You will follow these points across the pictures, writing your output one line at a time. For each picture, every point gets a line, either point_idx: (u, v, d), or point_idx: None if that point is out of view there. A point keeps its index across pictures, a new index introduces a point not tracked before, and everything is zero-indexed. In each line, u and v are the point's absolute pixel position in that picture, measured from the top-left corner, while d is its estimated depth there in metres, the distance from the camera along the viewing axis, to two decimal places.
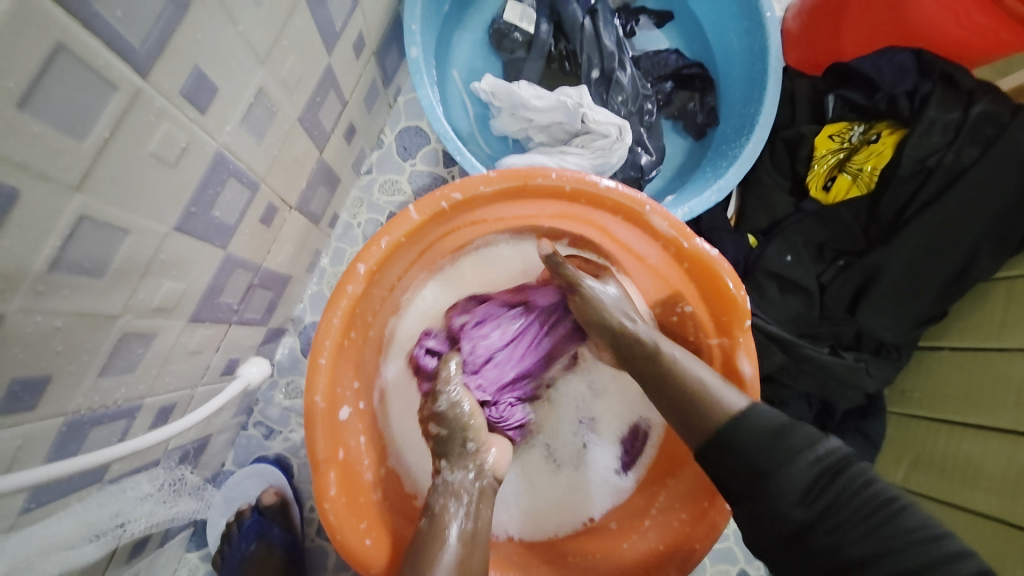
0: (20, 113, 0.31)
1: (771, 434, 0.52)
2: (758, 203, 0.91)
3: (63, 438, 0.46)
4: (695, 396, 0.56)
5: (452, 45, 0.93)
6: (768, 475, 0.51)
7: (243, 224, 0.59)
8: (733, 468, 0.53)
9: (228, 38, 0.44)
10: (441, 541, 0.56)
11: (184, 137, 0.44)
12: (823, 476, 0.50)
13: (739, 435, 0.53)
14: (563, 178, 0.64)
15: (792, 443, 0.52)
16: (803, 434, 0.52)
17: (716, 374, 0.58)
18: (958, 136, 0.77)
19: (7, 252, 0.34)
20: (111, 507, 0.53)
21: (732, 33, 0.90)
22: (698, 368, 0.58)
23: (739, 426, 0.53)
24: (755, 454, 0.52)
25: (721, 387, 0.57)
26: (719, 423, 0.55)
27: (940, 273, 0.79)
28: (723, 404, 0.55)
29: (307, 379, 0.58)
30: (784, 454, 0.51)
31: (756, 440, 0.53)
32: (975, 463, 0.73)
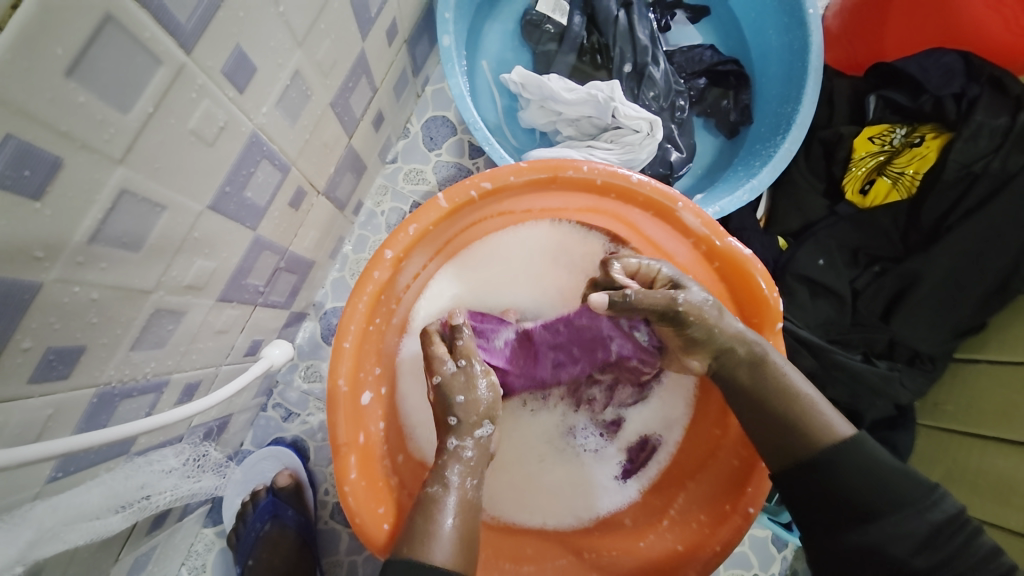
0: (68, 82, 0.31)
1: (887, 480, 0.49)
2: (789, 204, 0.88)
3: (93, 409, 0.47)
4: (805, 417, 0.53)
5: (482, 35, 0.92)
6: (878, 513, 0.48)
7: (273, 207, 0.59)
8: (827, 500, 0.50)
9: (269, 18, 0.44)
10: (441, 514, 0.53)
11: (221, 116, 0.44)
12: (944, 523, 0.47)
13: (853, 469, 0.49)
14: (594, 170, 0.63)
15: (913, 495, 0.48)
16: (925, 483, 0.49)
17: (822, 395, 0.55)
18: (1006, 141, 0.73)
19: (48, 221, 0.35)
20: (136, 479, 0.54)
21: (771, 29, 0.88)
22: (807, 388, 0.55)
23: (846, 460, 0.50)
24: (869, 487, 0.49)
25: (834, 415, 0.53)
26: (824, 450, 0.51)
27: (980, 284, 0.76)
28: (834, 430, 0.52)
29: (331, 362, 0.58)
30: (903, 496, 0.48)
31: (863, 475, 0.49)
32: (1008, 480, 0.71)
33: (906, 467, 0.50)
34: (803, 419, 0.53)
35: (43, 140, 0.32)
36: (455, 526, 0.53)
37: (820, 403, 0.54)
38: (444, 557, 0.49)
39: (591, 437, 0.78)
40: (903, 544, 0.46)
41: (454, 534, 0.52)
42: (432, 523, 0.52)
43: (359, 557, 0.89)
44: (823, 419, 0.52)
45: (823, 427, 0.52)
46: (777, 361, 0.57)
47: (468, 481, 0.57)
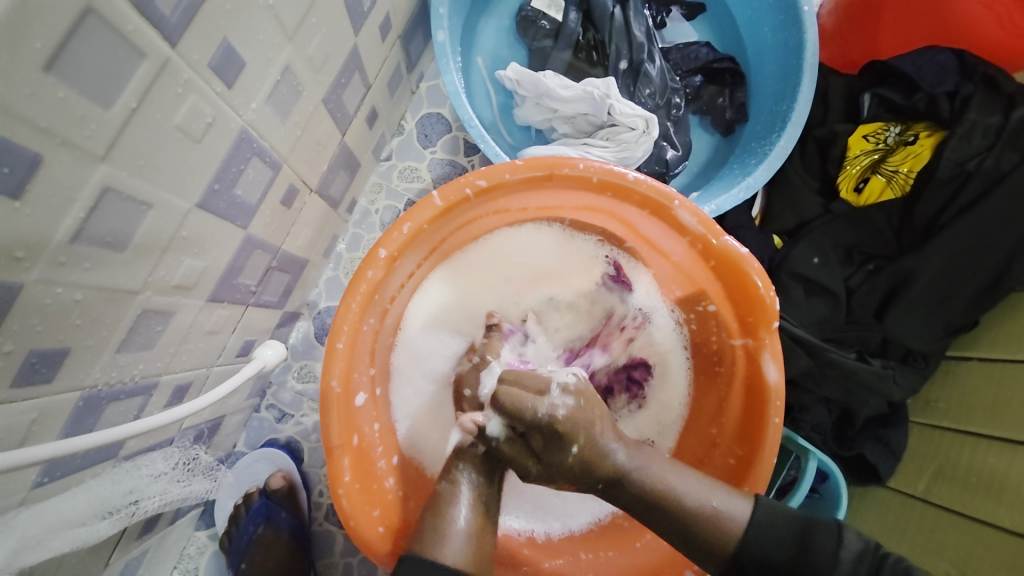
0: (47, 76, 0.30)
1: (795, 539, 0.50)
2: (785, 202, 0.88)
3: (78, 412, 0.46)
4: (691, 511, 0.53)
5: (477, 32, 0.91)
6: (807, 564, 0.49)
7: (264, 205, 0.58)
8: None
9: (257, 11, 0.43)
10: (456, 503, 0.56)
11: (209, 111, 0.43)
12: (869, 572, 0.48)
13: (760, 550, 0.51)
14: (590, 168, 0.63)
15: (821, 548, 0.49)
16: (825, 525, 0.50)
17: (710, 481, 0.55)
18: (999, 140, 0.73)
19: (28, 220, 0.33)
20: (124, 485, 0.53)
21: (766, 26, 0.87)
22: (691, 483, 0.55)
23: (759, 536, 0.51)
24: (782, 554, 0.50)
25: (729, 500, 0.53)
26: (732, 549, 0.51)
27: (974, 281, 0.76)
28: (731, 518, 0.52)
29: (323, 363, 0.57)
30: (815, 561, 0.49)
31: (777, 544, 0.51)
32: (1000, 477, 0.71)
33: (806, 515, 0.52)
34: (695, 522, 0.52)
35: (21, 136, 0.31)
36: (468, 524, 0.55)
37: (709, 493, 0.54)
38: (456, 553, 0.52)
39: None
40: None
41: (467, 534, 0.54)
42: (441, 524, 0.54)
43: (354, 559, 0.88)
44: (714, 510, 0.52)
45: (716, 520, 0.52)
46: (670, 478, 0.55)
47: (477, 477, 0.59)
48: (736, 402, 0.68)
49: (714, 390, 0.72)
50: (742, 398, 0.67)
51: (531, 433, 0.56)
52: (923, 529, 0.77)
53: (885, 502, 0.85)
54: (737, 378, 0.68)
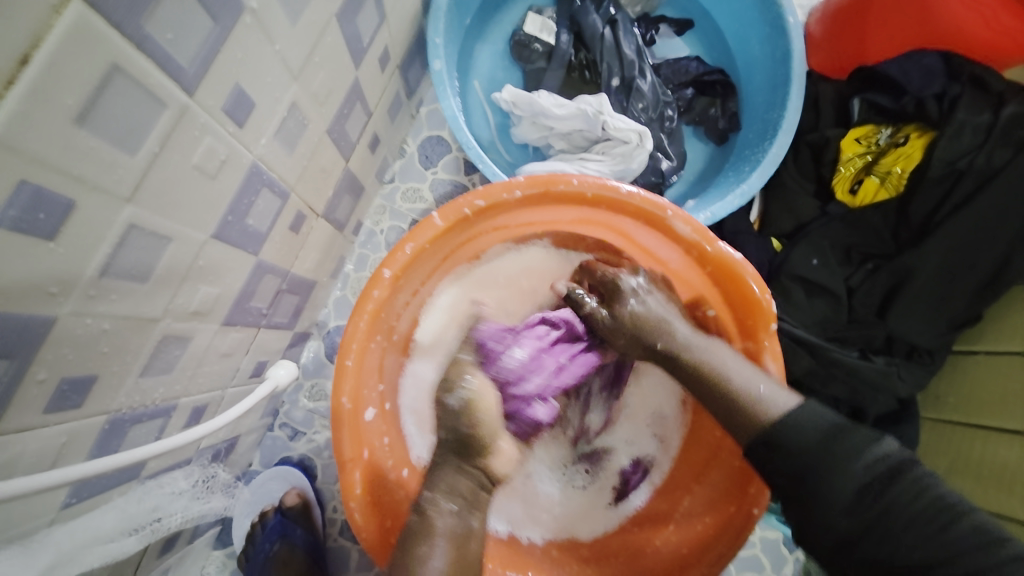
0: (79, 129, 0.33)
1: (825, 433, 0.52)
2: (782, 207, 0.89)
3: (104, 435, 0.49)
4: (739, 397, 0.57)
5: (473, 57, 0.95)
6: (818, 478, 0.51)
7: (274, 232, 0.61)
8: (779, 466, 0.53)
9: (266, 56, 0.46)
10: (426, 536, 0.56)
11: (223, 150, 0.46)
12: (880, 482, 0.50)
13: (788, 431, 0.53)
14: (584, 184, 0.65)
15: (852, 454, 0.51)
16: (864, 434, 0.52)
17: (760, 375, 0.58)
18: (989, 138, 0.75)
19: (62, 258, 0.36)
20: (148, 502, 0.56)
21: (753, 40, 0.90)
22: (727, 356, 0.61)
23: (787, 428, 0.54)
24: (804, 449, 0.52)
25: (775, 391, 0.57)
26: (767, 425, 0.55)
27: (974, 278, 0.77)
28: (767, 408, 0.55)
29: (334, 381, 0.59)
30: (838, 457, 0.51)
31: (808, 445, 0.52)
32: (1012, 469, 0.71)
33: (839, 423, 0.53)
34: (739, 398, 0.57)
35: (55, 185, 0.34)
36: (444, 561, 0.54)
37: (754, 381, 0.57)
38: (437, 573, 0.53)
39: (578, 472, 0.78)
40: (846, 502, 0.50)
41: (445, 567, 0.54)
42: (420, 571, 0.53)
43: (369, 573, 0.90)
44: (761, 396, 0.56)
45: (759, 403, 0.56)
46: (722, 356, 0.60)
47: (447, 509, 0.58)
48: None
49: None
50: None
51: (623, 325, 0.67)
52: None
53: None
54: None
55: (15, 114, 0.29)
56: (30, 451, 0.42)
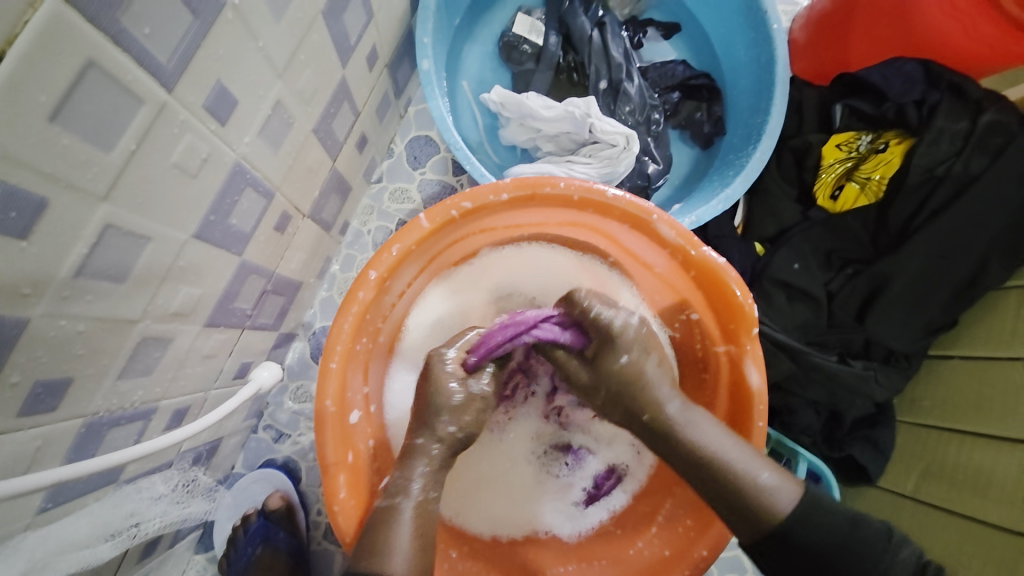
0: (52, 125, 0.33)
1: (845, 528, 0.50)
2: (765, 210, 0.91)
3: (81, 439, 0.48)
4: (748, 487, 0.52)
5: (462, 57, 0.95)
6: (857, 571, 0.48)
7: (258, 232, 0.61)
8: (799, 568, 0.50)
9: (249, 53, 0.46)
10: (396, 524, 0.53)
11: (204, 149, 0.45)
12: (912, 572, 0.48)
13: (805, 533, 0.50)
14: (571, 187, 0.65)
15: (875, 543, 0.49)
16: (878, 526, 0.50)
17: (763, 462, 0.54)
18: (967, 145, 0.77)
19: (35, 258, 0.36)
20: (125, 507, 0.54)
21: (739, 44, 0.91)
22: (735, 450, 0.55)
23: (802, 529, 0.50)
24: (832, 551, 0.49)
25: (779, 481, 0.53)
26: (778, 522, 0.51)
27: (950, 283, 0.79)
28: (775, 503, 0.51)
29: (318, 383, 0.59)
30: (875, 559, 0.48)
31: (830, 536, 0.50)
32: (986, 472, 0.73)
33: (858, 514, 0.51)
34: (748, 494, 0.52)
35: (29, 182, 0.33)
36: (410, 531, 0.53)
37: (759, 469, 0.53)
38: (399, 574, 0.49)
39: (556, 464, 0.79)
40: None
41: (411, 547, 0.52)
42: (388, 535, 0.52)
43: None
44: (767, 486, 0.52)
45: (769, 498, 0.52)
46: (714, 437, 0.56)
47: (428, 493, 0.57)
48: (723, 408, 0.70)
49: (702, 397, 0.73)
50: (727, 402, 0.69)
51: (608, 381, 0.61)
52: (915, 529, 0.78)
53: (876, 502, 0.86)
54: (722, 385, 0.70)
55: None
56: (2, 456, 0.41)
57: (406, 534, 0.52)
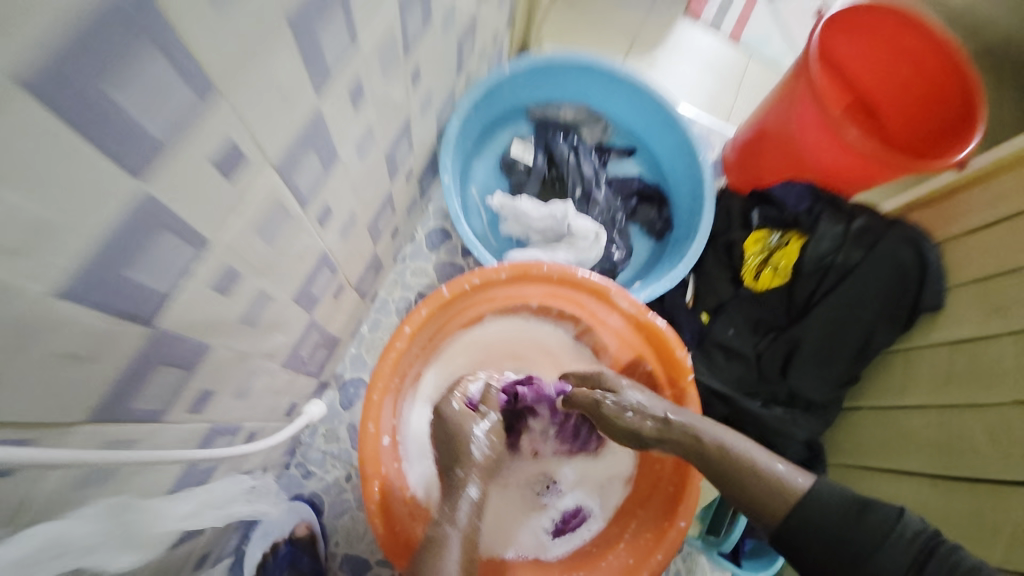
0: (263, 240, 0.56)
1: (854, 512, 0.65)
2: (705, 288, 1.15)
3: (206, 437, 0.65)
4: (764, 475, 0.69)
5: (471, 170, 1.24)
6: (847, 540, 0.63)
7: (322, 297, 0.83)
8: (813, 548, 0.64)
9: (345, 184, 0.71)
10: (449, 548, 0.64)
11: (311, 243, 0.69)
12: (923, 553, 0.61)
13: (818, 514, 0.65)
14: (552, 269, 0.89)
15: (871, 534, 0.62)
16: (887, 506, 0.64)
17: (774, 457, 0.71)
18: (846, 243, 1.05)
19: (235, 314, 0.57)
20: (221, 494, 0.71)
21: (679, 166, 1.22)
22: (758, 451, 0.72)
23: (816, 508, 0.66)
24: (833, 526, 0.64)
25: (793, 470, 0.70)
26: (795, 499, 0.67)
27: (849, 345, 1.02)
28: (793, 485, 0.68)
29: (363, 411, 0.78)
30: (873, 540, 0.62)
31: (825, 517, 0.65)
32: (892, 499, 0.92)
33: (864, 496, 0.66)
34: (759, 485, 0.69)
35: (248, 272, 0.55)
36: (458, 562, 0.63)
37: (774, 461, 0.70)
38: None
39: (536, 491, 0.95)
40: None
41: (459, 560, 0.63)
42: (441, 560, 0.62)
43: None
44: (783, 475, 0.69)
45: (785, 485, 0.68)
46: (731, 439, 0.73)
47: (471, 518, 0.67)
48: None
49: None
50: None
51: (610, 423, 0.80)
52: None
53: None
54: None
55: (247, 234, 0.52)
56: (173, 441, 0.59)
57: (457, 555, 0.63)
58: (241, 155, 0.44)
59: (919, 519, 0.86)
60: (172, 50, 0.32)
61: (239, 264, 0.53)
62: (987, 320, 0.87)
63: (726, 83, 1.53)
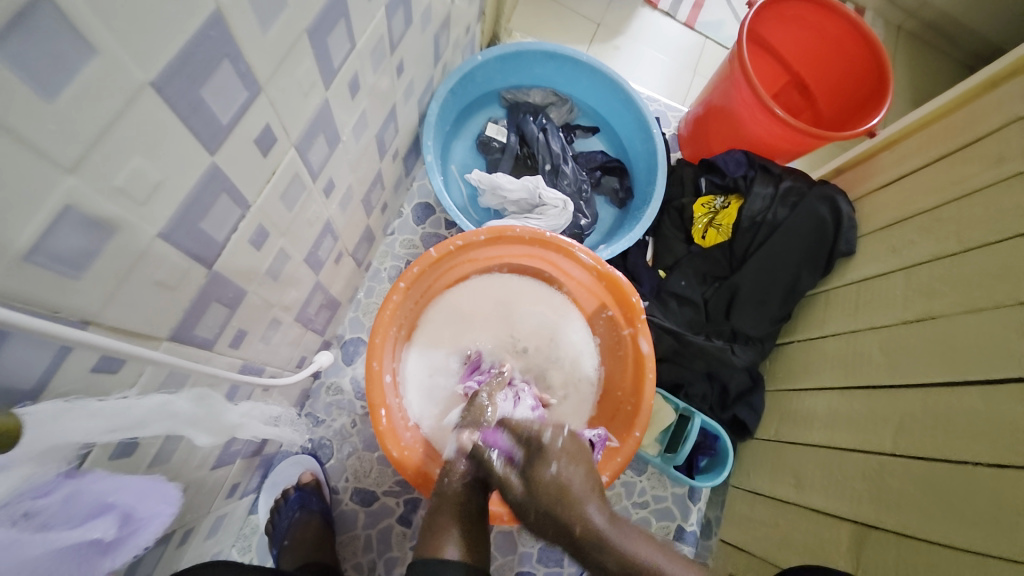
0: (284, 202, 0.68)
1: None
2: (663, 247, 1.32)
3: (245, 369, 0.79)
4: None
5: (451, 150, 1.38)
6: None
7: (327, 261, 0.97)
8: None
9: (344, 162, 0.84)
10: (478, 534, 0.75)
11: (318, 211, 0.82)
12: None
13: None
14: (523, 231, 1.05)
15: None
16: None
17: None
18: (777, 201, 1.21)
19: (260, 264, 0.70)
20: (265, 413, 0.86)
21: (637, 140, 1.37)
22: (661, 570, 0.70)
23: None
24: None
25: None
26: None
27: (779, 289, 1.19)
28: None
29: (368, 353, 0.93)
30: None
31: None
32: (811, 412, 1.11)
33: None
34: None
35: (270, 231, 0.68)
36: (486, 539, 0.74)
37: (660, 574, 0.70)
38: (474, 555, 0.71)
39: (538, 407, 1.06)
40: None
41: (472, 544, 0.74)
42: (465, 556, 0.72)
43: (373, 530, 1.16)
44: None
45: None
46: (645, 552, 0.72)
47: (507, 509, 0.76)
48: (630, 371, 1.05)
49: (618, 366, 1.09)
50: (632, 366, 1.04)
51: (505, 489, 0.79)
52: (778, 460, 1.15)
53: (757, 447, 1.23)
54: (629, 356, 1.06)
55: (272, 196, 0.65)
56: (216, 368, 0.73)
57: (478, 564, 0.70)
58: (274, 137, 0.59)
59: (828, 423, 1.05)
60: (236, 60, 0.46)
61: (267, 225, 0.67)
62: (885, 261, 1.06)
63: (680, 64, 1.68)
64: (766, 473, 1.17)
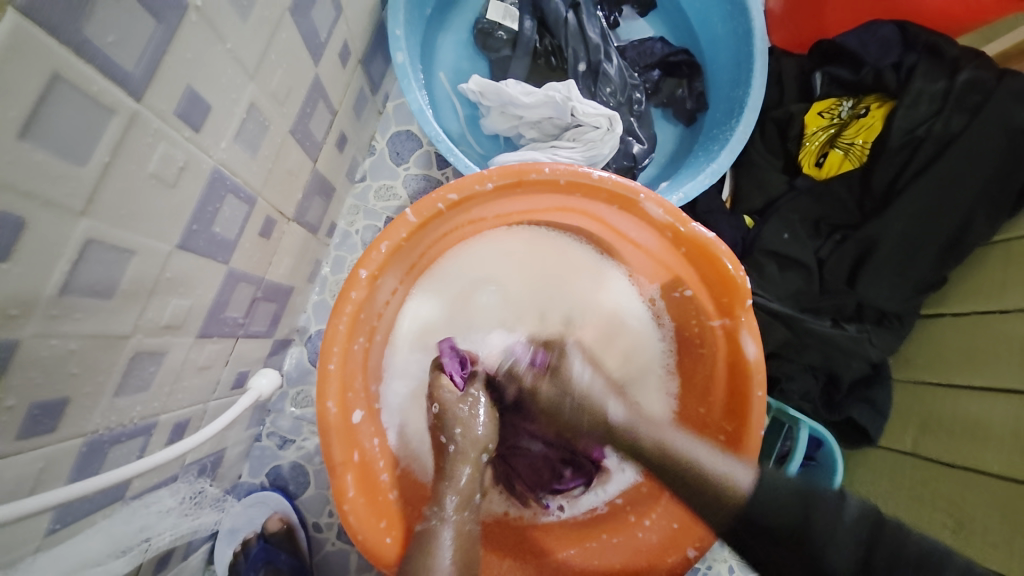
0: (23, 142, 0.32)
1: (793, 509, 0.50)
2: (752, 183, 0.92)
3: (83, 457, 0.47)
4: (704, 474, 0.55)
5: (437, 48, 0.94)
6: None
7: (244, 238, 0.60)
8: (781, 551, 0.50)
9: (217, 56, 0.45)
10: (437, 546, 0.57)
11: (180, 156, 0.44)
12: None
13: None
14: (557, 171, 0.65)
15: (822, 517, 0.49)
16: None
17: None
18: (945, 104, 0.78)
19: (18, 278, 0.35)
20: (135, 523, 0.55)
21: (715, 17, 0.91)
22: None
23: None
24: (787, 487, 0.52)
25: None
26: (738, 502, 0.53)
27: (937, 238, 0.79)
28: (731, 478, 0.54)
29: (318, 387, 0.59)
30: None
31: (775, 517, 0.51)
32: (984, 424, 0.72)
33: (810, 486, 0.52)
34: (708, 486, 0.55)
35: (4, 202, 0.32)
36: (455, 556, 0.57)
37: (718, 459, 0.56)
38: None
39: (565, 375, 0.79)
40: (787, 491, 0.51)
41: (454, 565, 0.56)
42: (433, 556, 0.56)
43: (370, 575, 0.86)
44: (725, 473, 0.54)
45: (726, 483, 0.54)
46: (673, 436, 0.60)
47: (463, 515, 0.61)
48: (721, 378, 0.70)
49: (701, 369, 0.74)
50: (725, 376, 0.69)
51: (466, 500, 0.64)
52: (918, 485, 0.79)
53: (880, 461, 0.86)
54: (719, 357, 0.70)
55: None
56: (5, 481, 0.40)
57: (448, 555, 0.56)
58: None
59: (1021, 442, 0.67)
60: None
61: None
62: None
63: None
64: (898, 506, 0.80)
